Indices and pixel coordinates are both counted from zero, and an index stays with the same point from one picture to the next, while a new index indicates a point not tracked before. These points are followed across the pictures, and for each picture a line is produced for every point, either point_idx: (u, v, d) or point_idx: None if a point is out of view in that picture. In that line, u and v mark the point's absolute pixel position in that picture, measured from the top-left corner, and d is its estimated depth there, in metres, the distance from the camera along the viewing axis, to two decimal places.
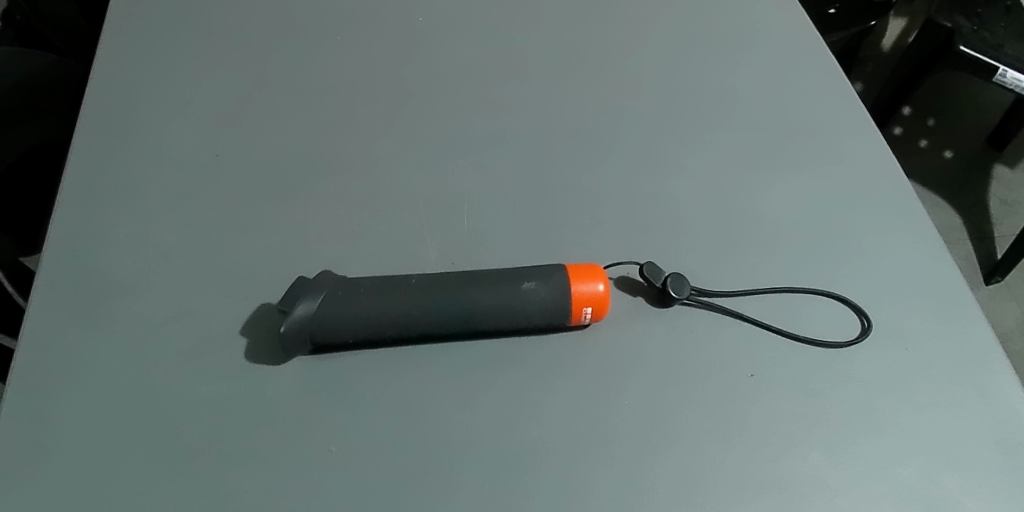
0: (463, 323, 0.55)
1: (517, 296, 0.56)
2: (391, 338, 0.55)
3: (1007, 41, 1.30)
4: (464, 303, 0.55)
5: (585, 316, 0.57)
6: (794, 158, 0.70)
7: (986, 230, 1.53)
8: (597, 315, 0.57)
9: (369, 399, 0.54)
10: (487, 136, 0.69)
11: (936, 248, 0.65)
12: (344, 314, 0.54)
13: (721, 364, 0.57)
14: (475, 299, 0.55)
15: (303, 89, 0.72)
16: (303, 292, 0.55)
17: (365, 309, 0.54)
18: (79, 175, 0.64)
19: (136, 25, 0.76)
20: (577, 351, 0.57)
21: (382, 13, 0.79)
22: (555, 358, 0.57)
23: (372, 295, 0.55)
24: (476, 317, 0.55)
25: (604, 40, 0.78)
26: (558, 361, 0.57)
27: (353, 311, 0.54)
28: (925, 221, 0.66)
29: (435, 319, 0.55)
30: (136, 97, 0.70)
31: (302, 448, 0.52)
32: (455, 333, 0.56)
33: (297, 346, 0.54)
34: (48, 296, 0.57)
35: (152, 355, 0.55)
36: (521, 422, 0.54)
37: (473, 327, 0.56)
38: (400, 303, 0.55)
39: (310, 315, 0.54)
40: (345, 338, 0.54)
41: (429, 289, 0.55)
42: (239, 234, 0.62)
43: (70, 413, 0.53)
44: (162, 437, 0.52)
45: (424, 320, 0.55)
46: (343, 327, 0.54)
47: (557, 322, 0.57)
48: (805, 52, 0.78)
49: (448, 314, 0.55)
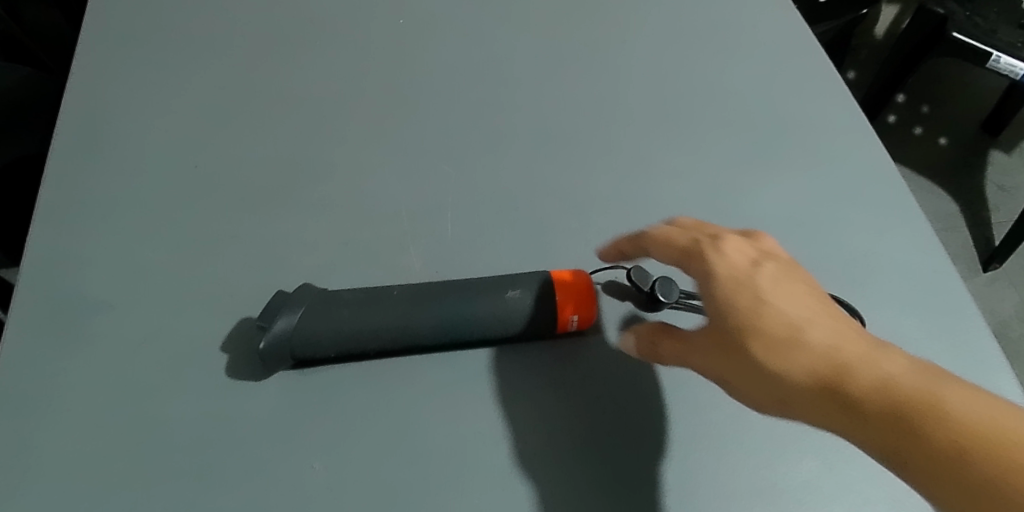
0: (447, 333, 0.54)
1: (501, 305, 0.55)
2: (370, 351, 0.54)
3: (999, 25, 1.29)
4: (446, 314, 0.54)
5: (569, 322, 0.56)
6: (783, 155, 0.69)
7: (982, 216, 1.52)
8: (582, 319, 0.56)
9: (354, 414, 0.53)
10: (473, 140, 0.68)
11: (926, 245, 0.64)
12: (325, 329, 0.53)
13: None
14: (460, 309, 0.54)
15: (285, 97, 0.71)
16: (281, 306, 0.54)
17: (346, 322, 0.53)
18: (57, 190, 0.63)
19: (115, 35, 0.75)
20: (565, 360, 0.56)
21: (365, 17, 0.78)
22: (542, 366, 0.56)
23: (353, 308, 0.54)
24: (460, 328, 0.54)
25: (591, 38, 0.78)
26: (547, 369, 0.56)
27: (334, 324, 0.53)
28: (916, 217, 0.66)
29: (418, 331, 0.54)
30: (116, 108, 0.69)
31: (286, 466, 0.51)
32: (440, 343, 0.55)
33: (277, 362, 0.53)
34: (26, 317, 0.56)
35: (133, 374, 0.54)
36: (510, 433, 0.53)
37: (455, 337, 0.55)
38: (381, 315, 0.53)
39: (291, 330, 0.53)
40: (326, 352, 0.53)
41: (411, 301, 0.54)
42: (220, 247, 0.61)
43: (49, 437, 0.51)
44: (144, 458, 0.51)
45: (407, 332, 0.54)
46: (325, 341, 0.53)
47: (541, 331, 0.56)
48: (793, 45, 0.78)
49: (431, 326, 0.54)
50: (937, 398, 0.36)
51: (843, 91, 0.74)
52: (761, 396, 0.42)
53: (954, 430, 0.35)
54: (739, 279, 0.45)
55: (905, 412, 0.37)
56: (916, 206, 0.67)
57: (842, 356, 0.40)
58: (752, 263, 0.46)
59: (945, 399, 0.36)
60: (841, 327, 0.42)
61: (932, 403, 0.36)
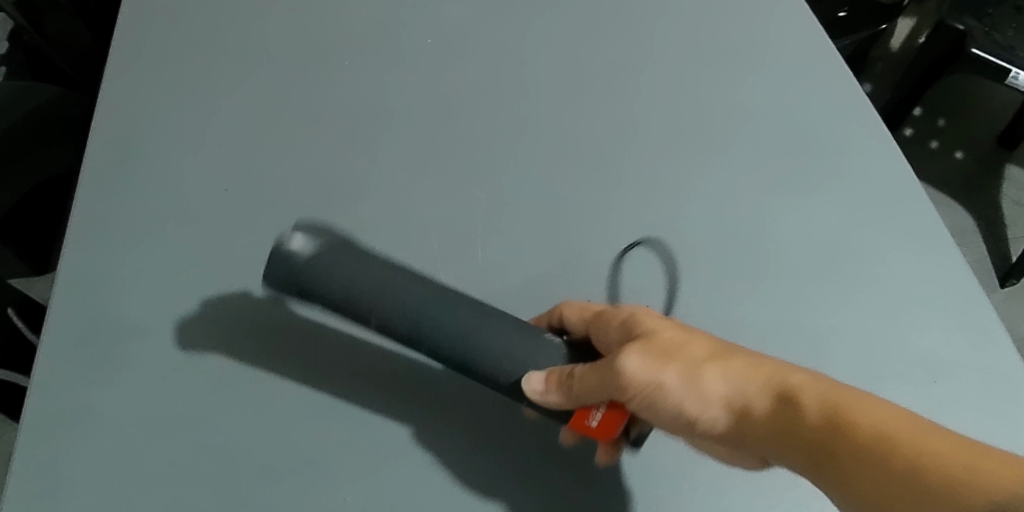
0: (461, 340, 0.51)
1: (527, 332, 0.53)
2: (380, 328, 0.52)
3: (1018, 42, 1.28)
4: (466, 320, 0.52)
5: (595, 420, 0.50)
6: (808, 177, 0.69)
7: (999, 231, 1.52)
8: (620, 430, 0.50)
9: (392, 441, 0.57)
10: (502, 162, 0.70)
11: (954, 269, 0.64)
12: (339, 265, 0.52)
13: None
14: (481, 337, 0.51)
15: (312, 118, 0.72)
16: (310, 229, 0.53)
17: (369, 278, 0.51)
18: (91, 216, 0.64)
19: (141, 55, 0.75)
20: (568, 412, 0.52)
21: (389, 33, 0.78)
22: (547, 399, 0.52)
23: (381, 277, 0.52)
24: (475, 352, 0.51)
25: (615, 54, 0.77)
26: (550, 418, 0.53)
27: (353, 266, 0.52)
28: (944, 242, 0.65)
29: (433, 336, 0.51)
30: (144, 130, 0.70)
31: (327, 491, 0.55)
32: (454, 360, 0.52)
33: (285, 285, 0.52)
34: (64, 344, 0.58)
35: (174, 400, 0.56)
36: (540, 463, 0.57)
37: (467, 347, 0.51)
38: (406, 296, 0.52)
39: (309, 245, 0.52)
40: (336, 275, 0.51)
41: (440, 303, 0.52)
42: (253, 271, 0.62)
43: (96, 462, 0.54)
44: (190, 480, 0.54)
45: (423, 323, 0.51)
46: (337, 264, 0.52)
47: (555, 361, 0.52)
48: (823, 60, 0.76)
49: (448, 338, 0.51)
50: (842, 415, 0.42)
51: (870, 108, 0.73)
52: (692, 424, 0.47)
53: (869, 432, 0.41)
54: (628, 413, 0.51)
55: (827, 428, 0.42)
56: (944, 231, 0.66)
57: (729, 431, 0.46)
58: (609, 398, 0.49)
59: (843, 413, 0.42)
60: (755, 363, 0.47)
61: (849, 426, 0.42)
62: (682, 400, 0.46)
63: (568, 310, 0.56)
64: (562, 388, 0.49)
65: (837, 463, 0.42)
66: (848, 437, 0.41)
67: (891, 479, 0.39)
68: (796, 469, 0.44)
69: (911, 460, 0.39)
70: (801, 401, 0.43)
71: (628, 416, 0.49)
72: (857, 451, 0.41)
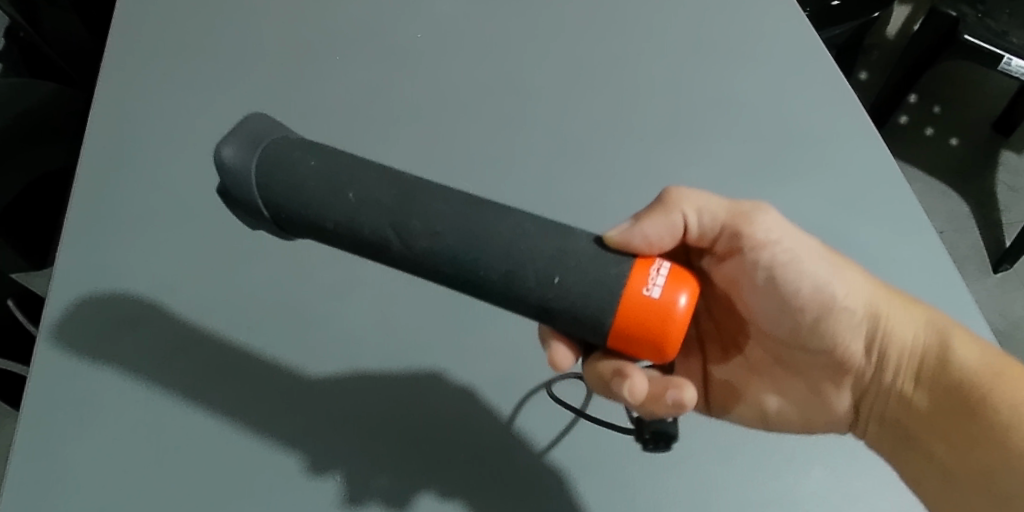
0: (464, 208, 0.46)
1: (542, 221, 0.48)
2: (363, 199, 0.46)
3: (1010, 28, 1.29)
4: (467, 199, 0.46)
5: (657, 286, 0.44)
6: (779, 169, 0.73)
7: (993, 217, 1.53)
8: (686, 303, 0.44)
9: (381, 420, 0.60)
10: (490, 156, 0.73)
11: (922, 263, 0.68)
12: (314, 151, 0.48)
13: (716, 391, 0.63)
14: (494, 228, 0.45)
15: (308, 117, 0.76)
16: (270, 120, 0.52)
17: (336, 157, 0.48)
18: (96, 213, 0.69)
19: (143, 59, 0.79)
20: (615, 282, 0.44)
21: (383, 34, 0.81)
22: (586, 262, 0.45)
23: (369, 167, 0.47)
24: (483, 242, 0.45)
25: (600, 53, 0.81)
26: (593, 298, 0.44)
27: (320, 149, 0.49)
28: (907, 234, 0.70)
29: (432, 220, 0.45)
30: (145, 130, 0.74)
31: (320, 467, 0.58)
32: (456, 254, 0.45)
33: (236, 146, 0.48)
34: (67, 331, 0.62)
35: (176, 382, 0.61)
36: (522, 441, 0.60)
37: (475, 213, 0.46)
38: (383, 171, 0.47)
39: (260, 122, 0.50)
40: (301, 156, 0.48)
41: (447, 198, 0.46)
42: (247, 263, 0.67)
43: (99, 437, 0.58)
44: (186, 457, 0.58)
45: (414, 194, 0.46)
46: (308, 154, 0.48)
47: (579, 243, 0.46)
48: (799, 58, 0.80)
49: (453, 225, 0.45)
50: (952, 353, 0.57)
51: (841, 106, 0.77)
52: (799, 319, 0.59)
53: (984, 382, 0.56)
54: (737, 280, 0.59)
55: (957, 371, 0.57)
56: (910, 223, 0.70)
57: (826, 327, 0.59)
58: (727, 247, 0.57)
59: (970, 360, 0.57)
60: (892, 312, 0.58)
61: (976, 366, 0.57)
62: (832, 285, 0.57)
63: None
64: (667, 214, 0.53)
65: (881, 377, 0.60)
66: (904, 361, 0.59)
67: (949, 400, 0.57)
68: (832, 378, 0.62)
69: (992, 396, 0.56)
70: (894, 317, 0.58)
71: (749, 276, 0.57)
72: (892, 377, 0.60)
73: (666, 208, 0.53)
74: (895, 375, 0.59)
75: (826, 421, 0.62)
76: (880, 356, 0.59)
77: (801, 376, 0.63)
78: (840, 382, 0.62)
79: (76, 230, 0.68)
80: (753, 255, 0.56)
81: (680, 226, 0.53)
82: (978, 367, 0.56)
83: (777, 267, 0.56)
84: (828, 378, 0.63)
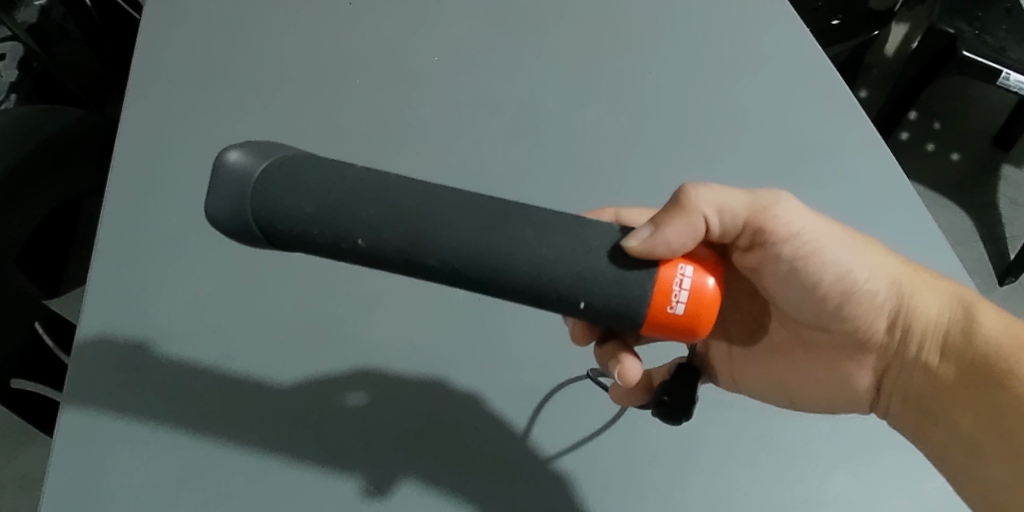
0: (475, 236, 0.45)
1: (562, 220, 0.47)
2: (372, 242, 0.46)
3: (1008, 44, 1.32)
4: (480, 217, 0.46)
5: (680, 303, 0.46)
6: (787, 182, 0.75)
7: (996, 231, 1.54)
8: (708, 316, 0.46)
9: (409, 428, 0.62)
10: (504, 173, 0.75)
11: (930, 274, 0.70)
12: (308, 189, 0.47)
13: (734, 400, 0.64)
14: (512, 253, 0.45)
15: (328, 137, 0.78)
16: (255, 148, 0.50)
17: (332, 195, 0.46)
18: (123, 232, 0.70)
19: (163, 81, 0.81)
20: (639, 305, 0.46)
21: (398, 56, 0.84)
22: (608, 286, 0.46)
23: (368, 202, 0.46)
24: (499, 267, 0.46)
25: (610, 70, 0.83)
26: (619, 314, 0.46)
27: (311, 186, 0.47)
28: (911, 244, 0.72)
29: (443, 248, 0.46)
30: (168, 151, 0.76)
31: (353, 477, 0.60)
32: (475, 276, 0.46)
33: (226, 200, 0.48)
34: (98, 350, 0.64)
35: (205, 396, 0.62)
36: (547, 447, 0.61)
37: (491, 242, 0.45)
38: (384, 200, 0.46)
39: (246, 159, 0.48)
40: (296, 204, 0.47)
41: (455, 222, 0.46)
42: (271, 279, 0.68)
43: (130, 451, 0.60)
44: (220, 468, 0.60)
45: (421, 226, 0.46)
46: (300, 196, 0.47)
47: (599, 266, 0.46)
48: (805, 73, 0.82)
49: (467, 250, 0.45)
50: (976, 329, 0.59)
51: (845, 119, 0.79)
52: (824, 306, 0.61)
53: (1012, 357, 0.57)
54: (758, 268, 0.60)
55: (979, 346, 0.59)
56: (915, 234, 0.72)
57: (849, 310, 0.61)
58: (750, 242, 0.58)
59: (991, 337, 0.59)
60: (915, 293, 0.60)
61: (997, 341, 0.58)
62: (854, 268, 0.59)
63: (628, 213, 0.64)
64: (689, 216, 0.51)
65: (906, 352, 0.62)
66: (928, 336, 0.60)
67: (974, 374, 0.59)
68: (852, 357, 0.65)
69: (1018, 368, 0.57)
70: (918, 293, 0.60)
71: (772, 266, 0.59)
72: (917, 351, 0.61)
73: (688, 211, 0.52)
74: (920, 349, 0.61)
75: (849, 401, 0.64)
76: (903, 332, 0.61)
77: (820, 357, 0.66)
78: (864, 359, 0.64)
79: (103, 250, 0.69)
80: (775, 248, 0.57)
81: (702, 227, 0.52)
82: (1003, 342, 0.58)
83: (801, 258, 0.57)
84: (850, 356, 0.65)
